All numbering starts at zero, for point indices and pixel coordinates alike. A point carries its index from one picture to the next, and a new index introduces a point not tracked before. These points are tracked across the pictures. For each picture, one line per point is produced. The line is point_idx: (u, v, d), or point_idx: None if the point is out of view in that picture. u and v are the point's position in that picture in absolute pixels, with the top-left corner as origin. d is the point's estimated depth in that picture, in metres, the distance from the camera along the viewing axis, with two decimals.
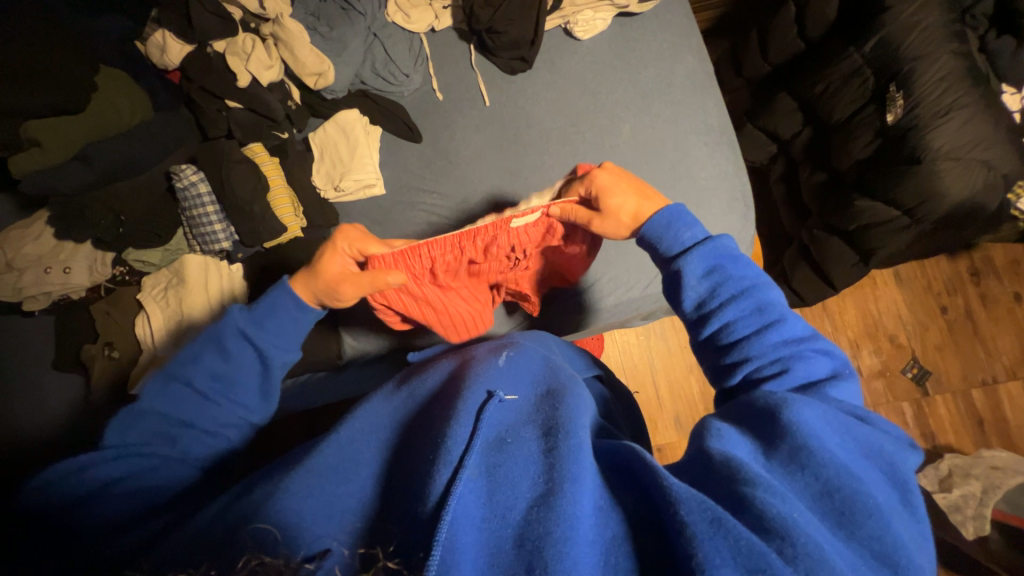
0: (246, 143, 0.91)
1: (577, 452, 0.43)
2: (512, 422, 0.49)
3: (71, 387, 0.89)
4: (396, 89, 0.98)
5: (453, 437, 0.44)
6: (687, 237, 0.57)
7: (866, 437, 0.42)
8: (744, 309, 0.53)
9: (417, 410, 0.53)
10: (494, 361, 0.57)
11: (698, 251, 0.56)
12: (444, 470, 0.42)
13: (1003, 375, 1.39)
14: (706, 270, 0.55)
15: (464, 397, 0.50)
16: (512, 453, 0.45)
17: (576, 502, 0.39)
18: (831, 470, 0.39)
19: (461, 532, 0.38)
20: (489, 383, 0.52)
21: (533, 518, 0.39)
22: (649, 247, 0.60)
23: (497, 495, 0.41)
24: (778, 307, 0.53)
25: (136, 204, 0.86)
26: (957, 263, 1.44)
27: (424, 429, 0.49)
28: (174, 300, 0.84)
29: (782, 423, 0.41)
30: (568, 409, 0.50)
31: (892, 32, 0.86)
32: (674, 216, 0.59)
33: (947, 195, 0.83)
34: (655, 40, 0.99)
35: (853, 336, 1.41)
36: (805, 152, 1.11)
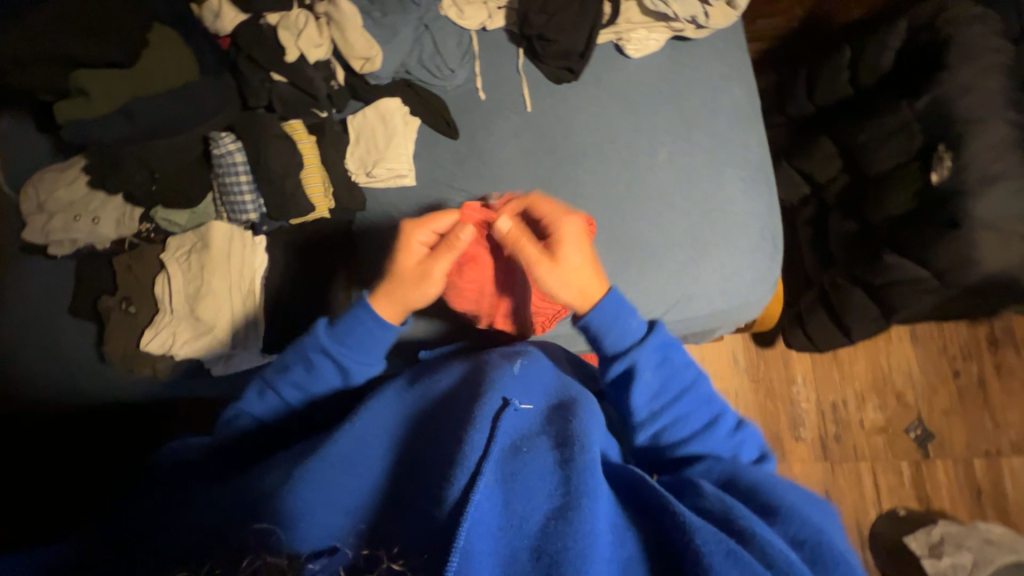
0: (287, 118, 0.92)
1: (592, 469, 0.45)
2: (525, 431, 0.49)
3: (83, 333, 0.91)
4: (440, 83, 0.97)
5: (469, 444, 0.45)
6: (635, 326, 0.59)
7: (808, 494, 0.51)
8: (679, 396, 0.58)
9: (427, 409, 0.53)
10: (508, 366, 0.57)
11: (645, 349, 0.59)
12: (461, 475, 0.42)
13: (1008, 449, 1.36)
14: (654, 365, 0.59)
15: (480, 401, 0.50)
16: (527, 463, 0.45)
17: (594, 519, 0.41)
18: (804, 525, 0.44)
19: (477, 540, 0.38)
20: (504, 388, 0.52)
21: (551, 531, 0.40)
22: (594, 338, 0.61)
23: (513, 504, 0.42)
24: (704, 389, 0.60)
25: (170, 163, 0.86)
26: (976, 329, 1.41)
27: (439, 430, 0.49)
28: (195, 264, 0.85)
29: (752, 488, 0.49)
30: (581, 423, 0.50)
31: (947, 92, 0.86)
32: (620, 306, 0.60)
33: (981, 263, 0.82)
34: (705, 67, 0.98)
35: (859, 388, 1.39)
36: (838, 198, 1.09)
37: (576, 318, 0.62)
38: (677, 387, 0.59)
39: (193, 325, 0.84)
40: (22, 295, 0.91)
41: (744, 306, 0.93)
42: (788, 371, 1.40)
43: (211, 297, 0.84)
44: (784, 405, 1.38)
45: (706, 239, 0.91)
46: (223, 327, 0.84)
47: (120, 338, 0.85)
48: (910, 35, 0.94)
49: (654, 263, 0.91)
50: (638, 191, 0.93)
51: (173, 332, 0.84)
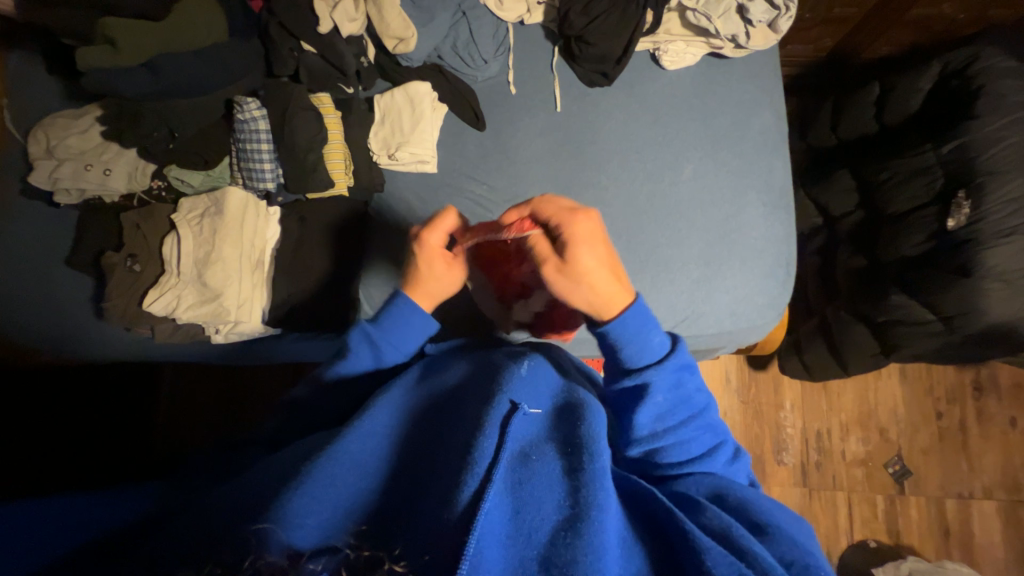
0: (313, 90, 0.91)
1: (601, 479, 0.45)
2: (534, 437, 0.49)
3: (82, 287, 0.89)
4: (471, 72, 0.96)
5: (480, 449, 0.44)
6: (654, 345, 0.56)
7: (797, 524, 0.51)
8: (684, 420, 0.56)
9: (438, 411, 0.54)
10: (516, 367, 0.57)
11: (662, 368, 0.56)
12: (470, 480, 0.42)
13: (980, 493, 1.40)
14: (667, 385, 0.56)
15: (489, 405, 0.50)
16: (536, 470, 0.45)
17: (603, 531, 0.40)
18: (798, 552, 0.44)
19: (485, 548, 0.38)
20: (513, 392, 0.52)
21: (560, 542, 0.40)
22: (609, 348, 0.57)
23: (523, 513, 0.42)
24: (708, 415, 0.58)
25: (190, 123, 0.85)
26: (963, 374, 1.44)
27: (449, 433, 0.49)
28: (207, 229, 0.83)
29: (745, 508, 0.49)
30: (589, 427, 0.50)
31: (974, 140, 0.86)
32: (644, 320, 0.56)
33: (986, 313, 0.83)
34: (737, 88, 0.98)
35: (845, 420, 1.42)
36: (851, 233, 1.09)
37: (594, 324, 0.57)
38: (685, 409, 0.57)
39: (199, 290, 0.82)
40: (20, 240, 0.89)
41: (751, 329, 0.94)
42: (778, 396, 1.41)
43: (221, 265, 0.82)
44: (771, 429, 1.40)
45: (720, 260, 0.92)
46: (231, 297, 0.82)
47: (122, 296, 0.82)
48: (941, 80, 0.95)
49: (667, 278, 0.91)
50: (658, 204, 0.93)
51: (177, 296, 0.81)
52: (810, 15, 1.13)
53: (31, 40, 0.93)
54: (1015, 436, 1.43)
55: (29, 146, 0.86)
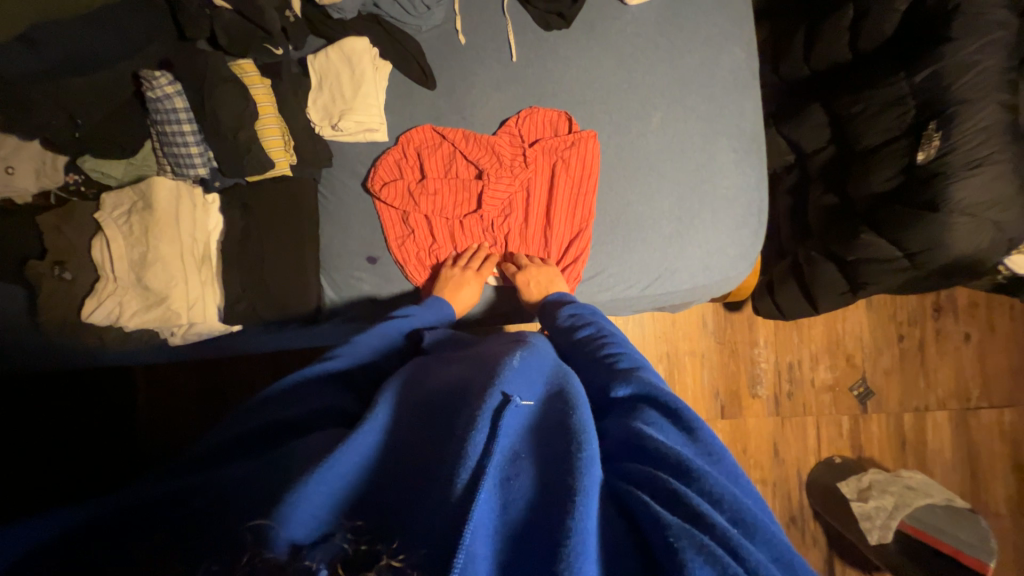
0: (233, 56, 0.79)
1: (592, 465, 0.43)
2: (525, 429, 0.48)
3: (12, 298, 0.82)
4: (413, 21, 0.85)
5: (472, 444, 0.43)
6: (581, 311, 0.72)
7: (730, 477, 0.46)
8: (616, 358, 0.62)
9: (428, 409, 0.52)
10: (509, 360, 0.55)
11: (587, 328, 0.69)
12: (463, 472, 0.41)
13: (934, 404, 1.51)
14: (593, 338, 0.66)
15: (480, 400, 0.48)
16: (527, 469, 0.44)
17: (588, 516, 0.39)
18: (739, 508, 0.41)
19: (477, 544, 0.37)
20: (506, 384, 0.50)
21: (547, 530, 0.39)
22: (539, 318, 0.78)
23: (512, 508, 0.41)
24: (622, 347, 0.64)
25: (97, 106, 0.73)
26: (924, 297, 1.50)
27: (443, 431, 0.47)
28: (138, 227, 0.75)
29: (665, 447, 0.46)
30: (582, 415, 0.49)
31: (947, 67, 0.84)
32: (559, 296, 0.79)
33: (949, 247, 0.85)
34: (706, 22, 0.91)
35: (815, 350, 1.48)
36: (822, 170, 1.08)
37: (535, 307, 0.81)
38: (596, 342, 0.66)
39: (141, 295, 0.75)
40: None
41: (725, 281, 0.93)
42: (752, 333, 1.46)
43: (161, 265, 0.75)
44: (745, 365, 1.46)
45: (694, 213, 0.89)
46: (178, 298, 0.76)
47: (55, 309, 0.76)
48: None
49: (639, 236, 0.88)
50: (627, 158, 0.89)
51: (119, 303, 0.74)
52: None
53: None
54: (968, 351, 1.52)
55: None
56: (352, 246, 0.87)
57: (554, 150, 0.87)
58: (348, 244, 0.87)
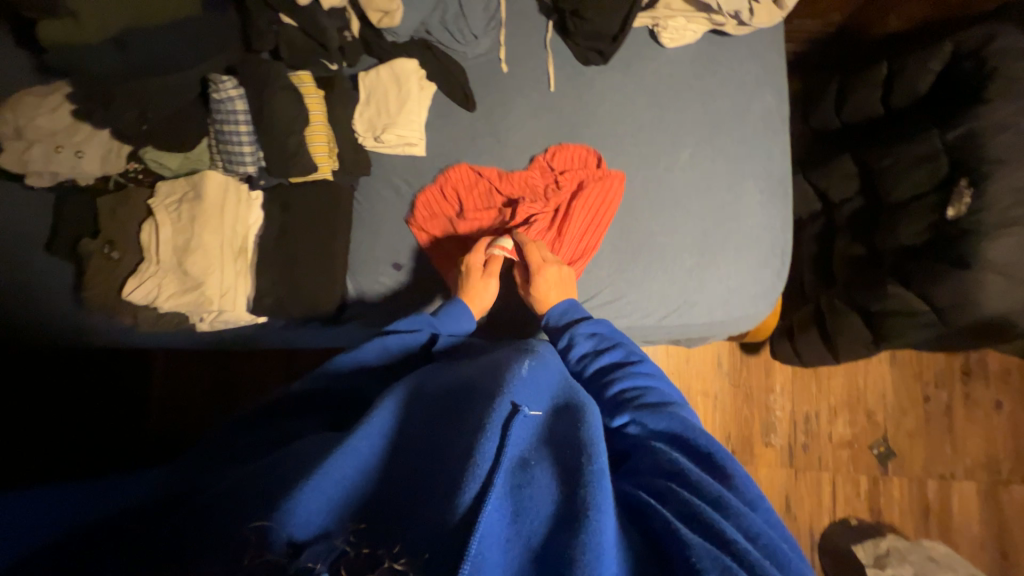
0: (293, 69, 0.85)
1: (602, 482, 0.43)
2: (534, 440, 0.48)
3: (61, 273, 0.88)
4: (461, 49, 0.91)
5: (480, 453, 0.43)
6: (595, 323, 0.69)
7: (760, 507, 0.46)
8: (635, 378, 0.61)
9: (437, 408, 0.51)
10: (518, 366, 0.53)
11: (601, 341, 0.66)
12: (472, 482, 0.41)
13: (961, 474, 1.43)
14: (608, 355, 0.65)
15: (489, 406, 0.47)
16: (538, 477, 0.44)
17: (601, 531, 0.39)
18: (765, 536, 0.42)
19: (487, 551, 0.39)
20: (515, 393, 0.49)
21: (556, 541, 0.40)
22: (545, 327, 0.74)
23: (522, 517, 0.42)
24: (647, 367, 0.63)
25: (166, 104, 0.80)
26: (953, 359, 1.45)
27: (451, 432, 0.47)
28: (186, 215, 0.80)
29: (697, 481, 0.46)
30: (592, 428, 0.48)
31: (983, 126, 0.84)
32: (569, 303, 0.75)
33: (981, 305, 0.82)
34: (740, 69, 0.94)
35: (834, 403, 1.43)
36: (850, 220, 1.08)
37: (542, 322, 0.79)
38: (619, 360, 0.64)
39: (179, 279, 0.80)
40: None
41: (744, 319, 0.93)
42: (769, 379, 1.43)
43: (201, 253, 0.80)
44: (760, 412, 1.42)
45: (717, 249, 0.90)
46: (213, 285, 0.80)
47: (100, 285, 0.80)
48: (952, 61, 0.91)
49: (661, 267, 0.89)
50: (654, 191, 0.91)
51: (159, 284, 0.79)
52: None
53: None
54: (1000, 420, 1.45)
55: None
56: (380, 253, 0.90)
57: (580, 177, 0.90)
58: (376, 251, 0.90)
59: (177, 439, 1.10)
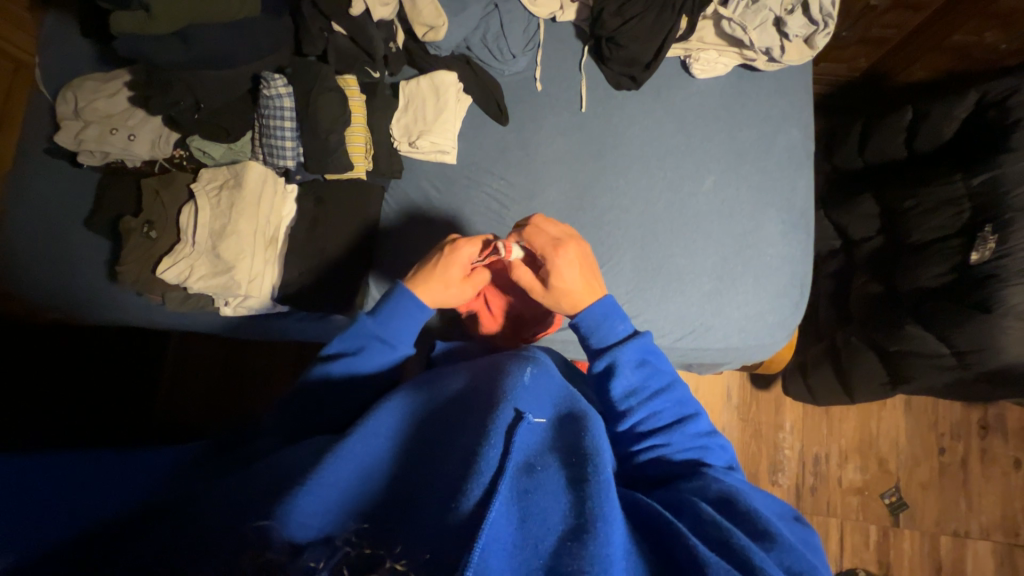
0: (339, 72, 0.89)
1: (605, 491, 0.43)
2: (538, 447, 0.48)
3: (98, 249, 0.91)
4: (498, 66, 0.95)
5: (485, 460, 0.43)
6: (620, 327, 0.64)
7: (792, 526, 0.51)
8: (661, 391, 0.60)
9: (438, 412, 0.51)
10: (519, 373, 0.53)
11: (628, 345, 0.61)
12: (474, 487, 0.41)
13: (976, 533, 1.37)
14: (637, 361, 0.61)
15: (492, 412, 0.47)
16: (543, 480, 0.44)
17: (608, 543, 0.40)
18: (792, 556, 0.44)
19: (491, 558, 0.38)
20: (516, 400, 0.49)
21: (565, 552, 0.39)
22: (582, 337, 0.65)
23: (528, 524, 0.41)
24: (701, 423, 0.59)
25: (217, 95, 0.84)
26: (970, 412, 1.42)
27: (453, 436, 0.47)
28: (225, 202, 0.84)
29: (746, 510, 0.48)
30: (594, 439, 0.48)
31: (1007, 174, 0.84)
32: (608, 310, 0.65)
33: (1003, 351, 0.82)
34: (767, 103, 0.97)
35: (845, 446, 1.40)
36: (868, 259, 1.08)
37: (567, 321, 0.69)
38: (673, 411, 0.60)
39: (212, 262, 0.82)
40: (44, 201, 0.91)
41: (759, 347, 0.93)
42: (779, 416, 1.40)
43: (235, 238, 0.82)
44: (768, 449, 1.39)
45: (734, 275, 0.91)
46: (243, 271, 0.83)
47: (136, 262, 0.83)
48: (977, 110, 0.93)
49: (678, 288, 0.90)
50: (676, 214, 0.92)
51: (191, 265, 0.82)
52: (848, 32, 1.16)
53: (68, 4, 0.97)
54: (1019, 480, 1.40)
55: (58, 106, 0.89)
56: (402, 254, 0.92)
57: None
58: (399, 251, 0.92)
59: (186, 423, 1.12)
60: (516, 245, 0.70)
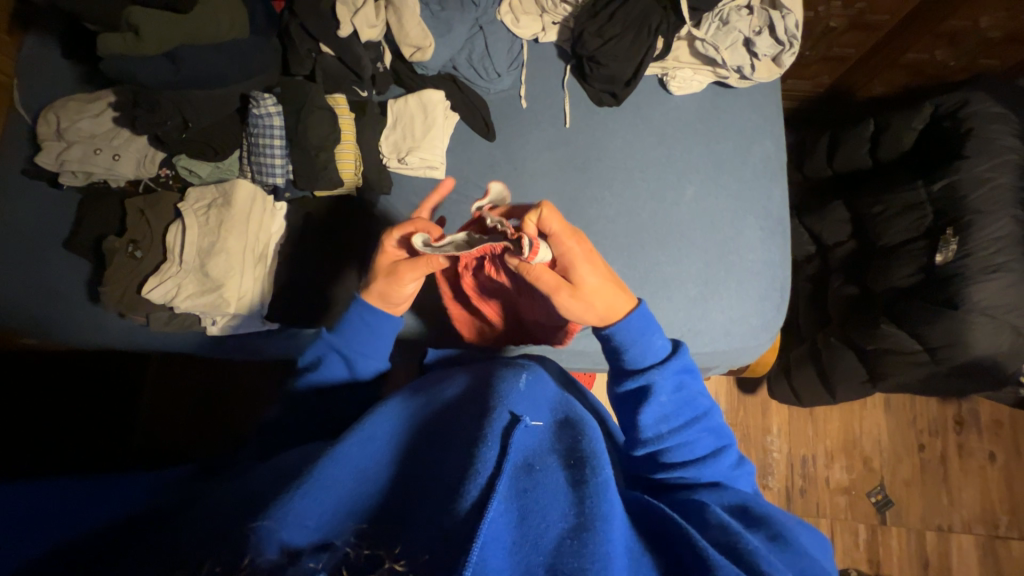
0: (329, 91, 0.91)
1: (604, 491, 0.44)
2: (536, 448, 0.48)
3: (79, 271, 0.89)
4: (484, 84, 0.98)
5: (481, 460, 0.43)
6: (657, 345, 0.60)
7: (812, 539, 0.52)
8: (690, 419, 0.59)
9: (432, 418, 0.51)
10: (515, 378, 0.54)
11: (663, 370, 0.59)
12: (473, 488, 0.41)
13: (959, 526, 1.41)
14: (671, 385, 0.59)
15: (488, 415, 0.48)
16: (541, 480, 0.44)
17: (608, 542, 0.40)
18: (804, 560, 0.47)
19: (490, 557, 0.37)
20: (512, 403, 0.50)
21: (566, 550, 0.39)
22: (614, 351, 0.61)
23: (529, 520, 0.41)
24: (731, 455, 0.59)
25: (207, 115, 0.84)
26: (945, 407, 1.47)
27: (447, 440, 0.47)
28: (213, 220, 0.84)
29: (760, 517, 0.50)
30: (591, 443, 0.50)
31: (963, 180, 0.90)
32: (645, 324, 0.60)
33: (970, 345, 0.86)
34: (741, 117, 1.02)
35: (830, 447, 1.43)
36: (842, 262, 1.14)
37: (597, 330, 0.62)
38: (706, 443, 0.58)
39: (200, 281, 0.82)
40: (22, 223, 0.89)
41: (744, 349, 0.96)
42: (766, 419, 1.43)
43: (224, 257, 0.82)
44: (757, 452, 1.41)
45: (718, 281, 0.94)
46: (231, 290, 0.83)
47: (120, 282, 0.82)
48: (933, 121, 0.99)
49: (665, 295, 0.93)
50: (662, 224, 0.95)
51: (178, 284, 0.81)
52: (810, 52, 1.24)
53: (51, 26, 0.96)
54: (995, 472, 1.45)
55: (39, 127, 0.88)
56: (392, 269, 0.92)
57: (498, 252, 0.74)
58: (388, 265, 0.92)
59: (166, 449, 1.08)
60: (542, 244, 0.59)
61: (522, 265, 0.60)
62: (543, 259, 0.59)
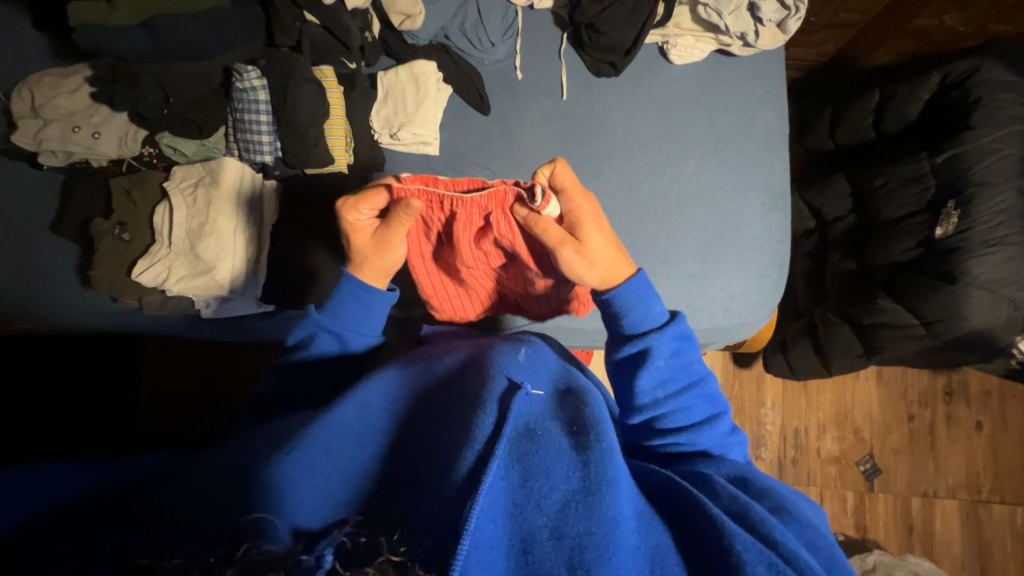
0: (316, 63, 0.86)
1: (610, 457, 0.45)
2: (537, 415, 0.48)
3: (66, 255, 0.87)
4: (478, 54, 0.94)
5: (480, 427, 0.44)
6: (656, 311, 0.61)
7: (807, 508, 0.53)
8: (687, 385, 0.59)
9: (431, 389, 0.52)
10: (514, 352, 0.56)
11: (661, 334, 0.59)
12: (469, 453, 0.41)
13: (943, 492, 1.46)
14: (670, 350, 0.59)
15: (485, 383, 0.49)
16: (540, 442, 0.44)
17: (614, 506, 0.41)
18: (809, 531, 0.47)
19: (487, 523, 0.37)
20: (511, 371, 0.52)
21: (571, 511, 0.40)
22: (614, 315, 0.61)
23: (531, 482, 0.41)
24: (726, 423, 0.60)
25: (188, 89, 0.81)
26: (936, 379, 1.50)
27: (445, 410, 0.48)
28: (201, 200, 0.82)
29: (760, 487, 0.51)
30: (592, 411, 0.50)
31: (968, 151, 0.89)
32: (645, 289, 0.61)
33: (966, 319, 0.87)
34: (744, 88, 0.99)
35: (822, 419, 1.46)
36: (841, 237, 1.13)
37: (597, 295, 0.63)
38: (702, 410, 0.59)
39: (191, 262, 0.81)
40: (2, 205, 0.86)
41: (743, 325, 0.96)
42: (760, 393, 1.45)
43: (214, 237, 0.81)
44: (751, 424, 1.44)
45: (718, 256, 0.93)
46: (223, 271, 0.81)
47: (109, 265, 0.80)
48: (940, 91, 0.96)
49: (664, 271, 0.92)
50: (661, 198, 0.94)
51: (169, 266, 0.81)
52: (816, 18, 1.19)
53: None
54: (980, 440, 1.49)
55: (13, 104, 0.84)
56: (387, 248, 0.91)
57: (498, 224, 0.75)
58: None
59: (167, 429, 1.08)
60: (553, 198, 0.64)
61: (531, 216, 0.64)
62: (551, 213, 0.64)
